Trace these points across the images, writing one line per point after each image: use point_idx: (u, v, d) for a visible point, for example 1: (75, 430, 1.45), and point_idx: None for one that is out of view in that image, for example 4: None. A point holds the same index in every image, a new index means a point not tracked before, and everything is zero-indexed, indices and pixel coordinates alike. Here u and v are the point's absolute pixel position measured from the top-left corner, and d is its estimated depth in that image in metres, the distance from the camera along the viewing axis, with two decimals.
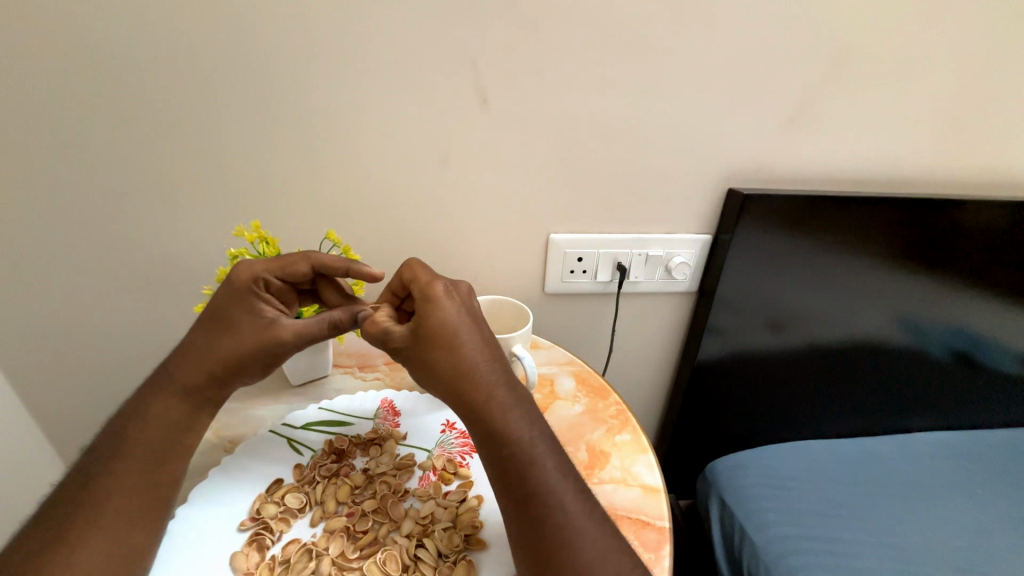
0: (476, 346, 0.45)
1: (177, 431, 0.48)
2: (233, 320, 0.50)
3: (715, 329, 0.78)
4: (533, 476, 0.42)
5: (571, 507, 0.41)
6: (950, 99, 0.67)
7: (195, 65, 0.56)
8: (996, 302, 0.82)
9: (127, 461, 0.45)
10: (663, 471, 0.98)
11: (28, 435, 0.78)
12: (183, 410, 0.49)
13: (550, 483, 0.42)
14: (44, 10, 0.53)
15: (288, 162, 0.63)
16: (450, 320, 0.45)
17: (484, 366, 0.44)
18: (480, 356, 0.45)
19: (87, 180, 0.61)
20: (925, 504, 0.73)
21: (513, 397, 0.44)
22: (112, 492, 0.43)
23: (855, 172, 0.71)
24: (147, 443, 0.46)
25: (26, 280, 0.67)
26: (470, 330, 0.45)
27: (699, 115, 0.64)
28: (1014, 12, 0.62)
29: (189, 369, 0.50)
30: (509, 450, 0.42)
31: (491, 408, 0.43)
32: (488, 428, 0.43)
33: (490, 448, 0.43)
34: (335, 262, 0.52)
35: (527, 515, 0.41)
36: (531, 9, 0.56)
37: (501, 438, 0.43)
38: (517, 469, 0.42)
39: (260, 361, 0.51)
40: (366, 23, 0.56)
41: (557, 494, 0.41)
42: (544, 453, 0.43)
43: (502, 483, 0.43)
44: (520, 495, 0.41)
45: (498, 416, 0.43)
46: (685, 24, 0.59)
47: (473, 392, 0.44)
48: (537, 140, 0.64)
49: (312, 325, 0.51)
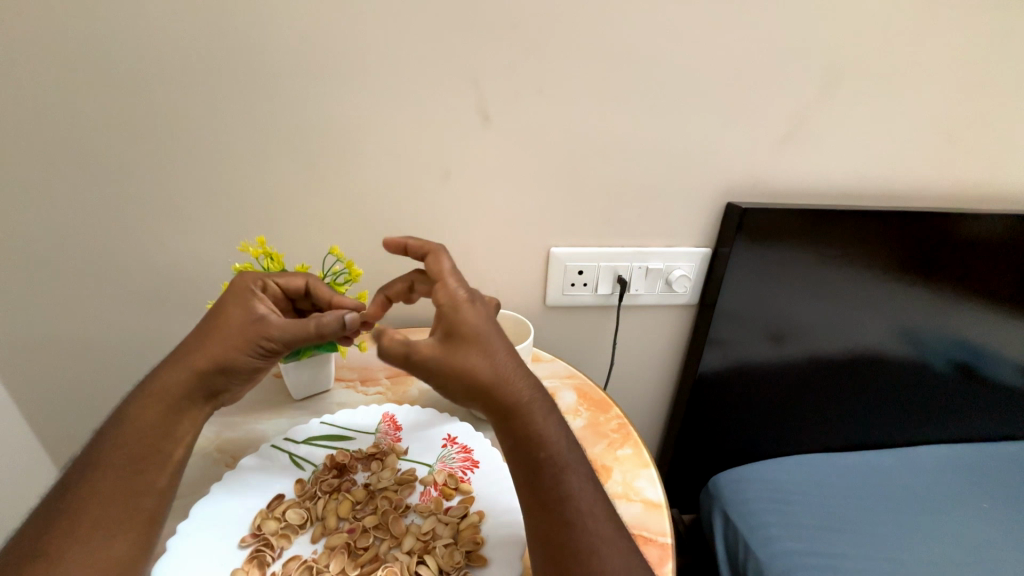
0: (511, 352, 0.46)
1: (156, 436, 0.46)
2: (222, 316, 0.50)
3: (715, 342, 0.78)
4: (565, 481, 0.42)
5: (599, 514, 0.41)
6: (944, 116, 0.68)
7: (202, 84, 0.58)
8: (997, 314, 0.82)
9: (105, 469, 0.43)
10: (666, 485, 0.97)
11: (26, 450, 0.78)
12: (160, 414, 0.47)
13: (580, 489, 0.42)
14: (56, 31, 0.54)
15: (292, 177, 0.64)
16: (480, 324, 0.46)
17: (519, 372, 0.45)
18: (514, 362, 0.45)
19: (94, 194, 0.63)
20: (932, 520, 0.72)
21: (546, 405, 0.45)
22: (89, 500, 0.41)
23: (850, 187, 0.72)
24: (122, 451, 0.44)
25: (30, 294, 0.68)
26: (504, 337, 0.47)
27: (696, 132, 0.65)
28: (1002, 32, 0.63)
29: (172, 369, 0.48)
30: (542, 455, 0.42)
31: (526, 413, 0.44)
32: (521, 432, 0.43)
33: (520, 453, 0.43)
34: (322, 287, 0.54)
35: (555, 522, 0.40)
36: (531, 31, 0.58)
37: (534, 442, 0.43)
38: (549, 474, 0.42)
39: (239, 361, 0.49)
40: (371, 44, 0.57)
41: (585, 502, 0.41)
42: (575, 458, 0.43)
43: (531, 490, 0.42)
44: (549, 501, 0.41)
45: (532, 421, 0.44)
46: (680, 44, 0.60)
47: (507, 397, 0.44)
48: (537, 156, 0.65)
49: (296, 324, 0.50)
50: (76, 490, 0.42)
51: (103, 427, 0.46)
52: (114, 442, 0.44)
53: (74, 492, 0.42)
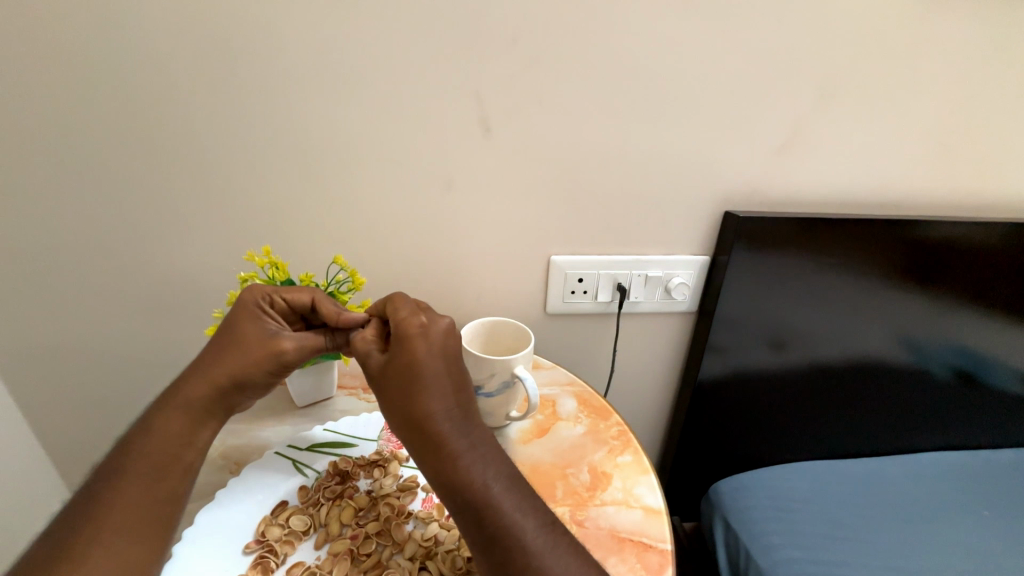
0: (433, 390, 0.44)
1: (176, 446, 0.46)
2: (236, 331, 0.50)
3: (716, 348, 0.79)
4: (492, 521, 0.41)
5: (532, 551, 0.40)
6: (936, 127, 0.69)
7: (209, 96, 0.59)
8: (995, 320, 0.83)
9: (128, 477, 0.44)
10: (666, 492, 0.97)
11: (32, 461, 0.79)
12: (185, 423, 0.47)
13: (508, 527, 0.40)
14: (67, 47, 0.56)
15: (298, 187, 0.65)
16: (415, 358, 0.45)
17: (437, 412, 0.44)
18: (438, 400, 0.44)
19: (101, 204, 0.63)
20: (935, 528, 0.72)
21: (467, 444, 0.43)
22: (113, 507, 0.42)
23: (845, 197, 0.73)
24: (149, 458, 0.45)
25: (38, 305, 0.69)
26: (427, 372, 0.45)
27: (692, 143, 0.67)
28: (991, 45, 0.65)
29: (194, 381, 0.49)
30: (463, 499, 0.41)
31: (444, 456, 0.42)
32: (441, 476, 0.42)
33: (446, 496, 0.42)
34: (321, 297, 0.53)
35: (488, 561, 0.40)
36: (531, 45, 0.60)
37: (455, 486, 0.42)
38: (473, 516, 0.41)
39: (260, 373, 0.50)
40: (377, 59, 0.59)
41: (518, 540, 0.40)
42: (502, 495, 0.42)
43: (463, 527, 0.42)
44: (480, 539, 0.41)
45: (450, 466, 0.42)
46: (677, 56, 0.62)
47: (427, 438, 0.43)
48: (538, 166, 0.66)
49: (312, 336, 0.52)
50: (93, 497, 0.43)
51: (124, 436, 0.47)
52: (129, 450, 0.45)
53: (88, 498, 0.43)
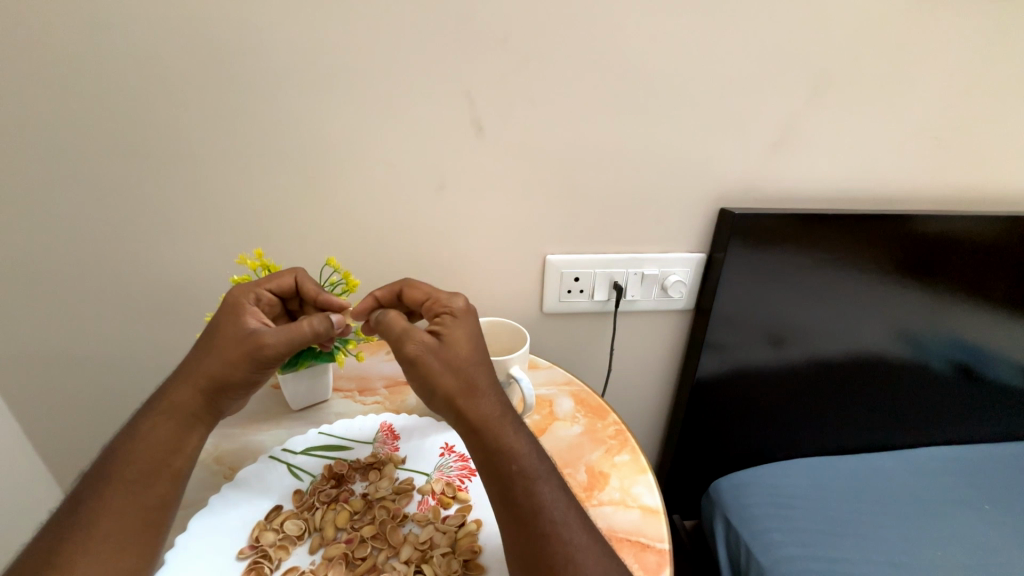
0: (483, 367, 0.47)
1: (165, 452, 0.46)
2: (220, 330, 0.50)
3: (714, 345, 0.79)
4: (536, 492, 0.42)
5: (569, 526, 0.41)
6: (930, 121, 0.69)
7: (200, 99, 0.59)
8: (994, 314, 0.82)
9: (116, 483, 0.43)
10: (665, 491, 0.97)
11: (27, 467, 0.78)
12: (172, 429, 0.47)
13: (550, 498, 0.42)
14: (56, 52, 0.55)
15: (289, 189, 0.65)
16: (464, 337, 0.48)
17: (488, 385, 0.46)
18: (487, 377, 0.47)
19: (93, 209, 0.63)
20: (936, 523, 0.72)
21: (515, 418, 0.46)
22: (101, 515, 0.42)
23: (840, 193, 0.73)
24: (135, 465, 0.45)
25: (31, 312, 0.68)
26: (478, 350, 0.48)
27: (686, 140, 0.67)
28: (985, 39, 0.64)
29: (182, 385, 0.49)
30: (511, 467, 0.43)
31: (496, 425, 0.45)
32: (490, 445, 0.44)
33: (491, 466, 0.43)
34: (308, 285, 0.55)
35: (526, 537, 0.41)
36: (523, 45, 0.59)
37: (504, 456, 0.43)
38: (518, 486, 0.42)
39: (244, 372, 0.49)
40: (369, 60, 0.59)
41: (558, 511, 0.42)
42: (545, 469, 0.44)
43: (503, 499, 0.43)
44: (520, 510, 0.42)
45: (501, 434, 0.44)
46: (670, 53, 0.61)
47: (478, 408, 0.45)
48: (532, 165, 0.66)
49: (290, 330, 0.49)
50: (84, 506, 0.42)
51: (113, 442, 0.47)
52: (121, 457, 0.45)
53: (80, 506, 0.42)
